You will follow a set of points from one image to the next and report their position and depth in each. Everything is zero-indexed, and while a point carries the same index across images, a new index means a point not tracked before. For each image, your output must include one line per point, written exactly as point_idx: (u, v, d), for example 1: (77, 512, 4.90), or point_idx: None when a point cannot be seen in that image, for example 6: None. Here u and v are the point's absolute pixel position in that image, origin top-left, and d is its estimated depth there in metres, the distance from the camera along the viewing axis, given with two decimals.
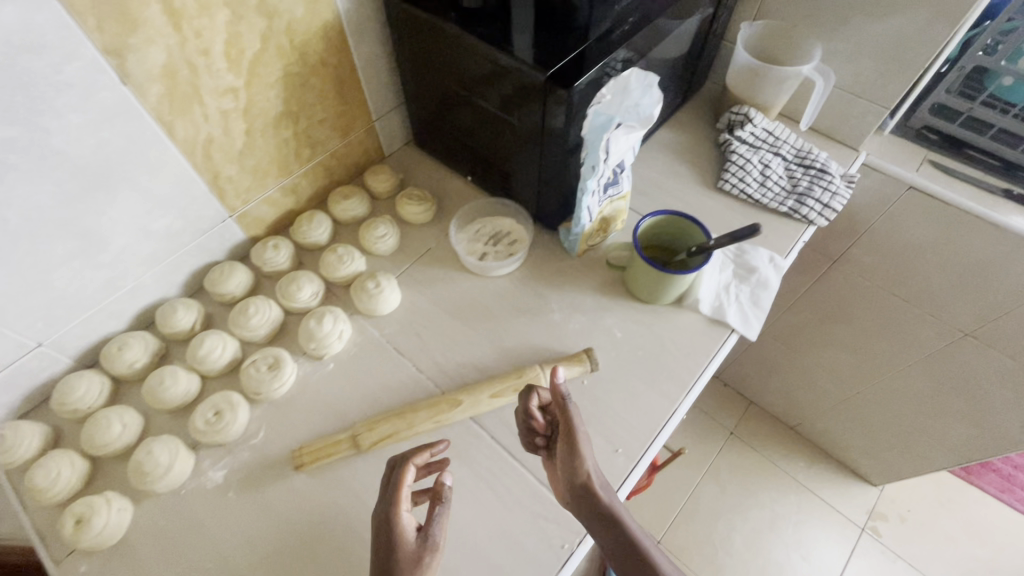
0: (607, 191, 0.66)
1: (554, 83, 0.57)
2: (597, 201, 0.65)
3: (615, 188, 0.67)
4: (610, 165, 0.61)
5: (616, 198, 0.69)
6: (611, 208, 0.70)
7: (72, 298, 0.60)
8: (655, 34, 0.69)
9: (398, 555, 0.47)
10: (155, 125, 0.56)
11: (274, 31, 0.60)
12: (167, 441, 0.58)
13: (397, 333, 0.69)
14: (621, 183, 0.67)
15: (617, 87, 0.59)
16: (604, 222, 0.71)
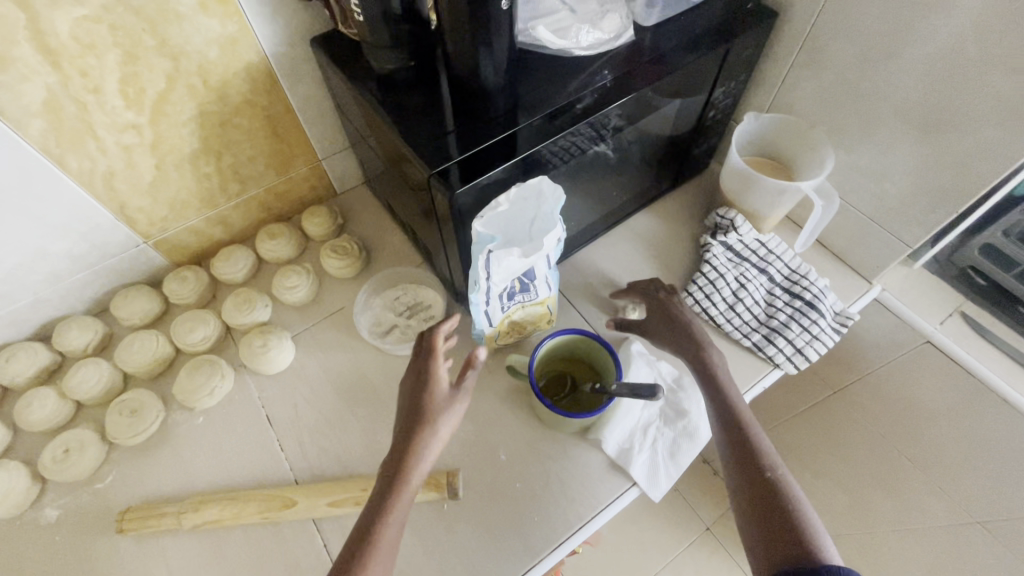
0: (514, 298, 0.58)
1: (438, 183, 0.50)
2: (496, 309, 0.57)
3: (526, 295, 0.58)
4: (503, 280, 0.53)
5: (530, 304, 0.60)
6: (525, 313, 0.61)
7: None
8: (614, 121, 0.57)
9: (431, 399, 0.50)
10: (41, 158, 0.55)
11: (182, 72, 0.56)
12: (11, 471, 0.58)
13: (276, 399, 0.65)
14: (535, 292, 0.59)
15: (519, 195, 0.51)
16: (516, 326, 0.62)
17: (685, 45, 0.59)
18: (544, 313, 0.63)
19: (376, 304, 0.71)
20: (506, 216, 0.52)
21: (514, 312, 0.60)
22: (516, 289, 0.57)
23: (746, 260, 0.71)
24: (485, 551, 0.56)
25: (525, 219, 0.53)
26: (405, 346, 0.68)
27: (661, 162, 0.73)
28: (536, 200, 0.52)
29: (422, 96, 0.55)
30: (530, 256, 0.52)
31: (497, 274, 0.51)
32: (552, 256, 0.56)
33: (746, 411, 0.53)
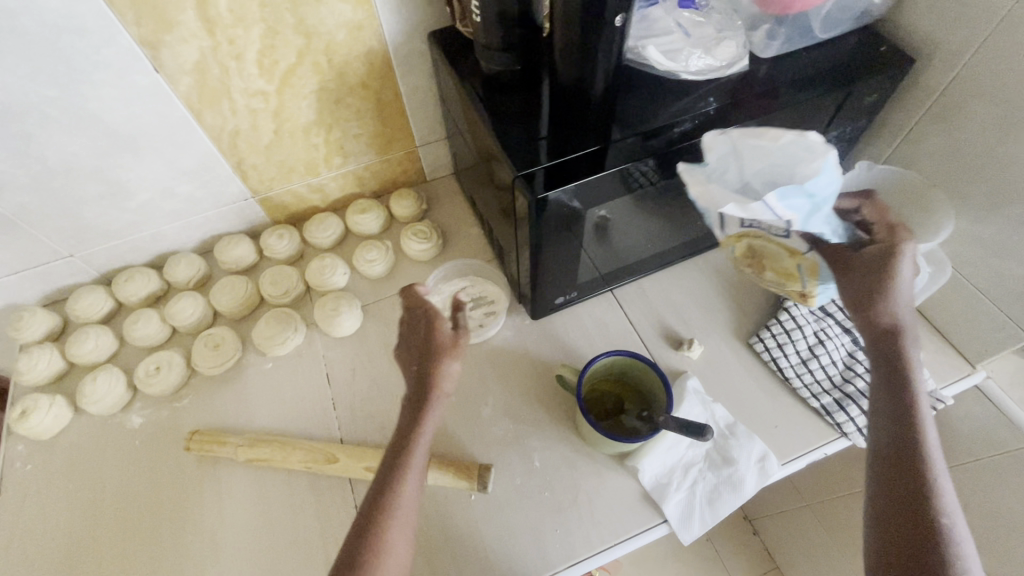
0: (755, 222, 0.45)
1: (522, 187, 0.51)
2: (729, 218, 0.46)
3: (772, 227, 0.45)
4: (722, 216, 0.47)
5: (777, 243, 0.48)
6: (771, 252, 0.50)
7: (102, 229, 0.71)
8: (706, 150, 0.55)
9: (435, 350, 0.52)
10: (184, 110, 0.62)
11: (312, 49, 0.62)
12: (112, 376, 0.67)
13: (337, 361, 0.70)
14: (786, 231, 0.45)
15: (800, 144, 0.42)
16: (757, 258, 0.52)
17: (801, 83, 0.56)
18: (798, 267, 0.50)
19: (445, 288, 0.73)
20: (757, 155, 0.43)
21: (753, 237, 0.48)
22: (749, 222, 0.45)
23: (830, 316, 0.67)
24: (501, 550, 0.56)
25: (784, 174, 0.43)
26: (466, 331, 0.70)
27: None
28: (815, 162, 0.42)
29: (521, 100, 0.56)
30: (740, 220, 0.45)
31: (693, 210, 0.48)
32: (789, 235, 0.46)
33: (934, 437, 0.47)
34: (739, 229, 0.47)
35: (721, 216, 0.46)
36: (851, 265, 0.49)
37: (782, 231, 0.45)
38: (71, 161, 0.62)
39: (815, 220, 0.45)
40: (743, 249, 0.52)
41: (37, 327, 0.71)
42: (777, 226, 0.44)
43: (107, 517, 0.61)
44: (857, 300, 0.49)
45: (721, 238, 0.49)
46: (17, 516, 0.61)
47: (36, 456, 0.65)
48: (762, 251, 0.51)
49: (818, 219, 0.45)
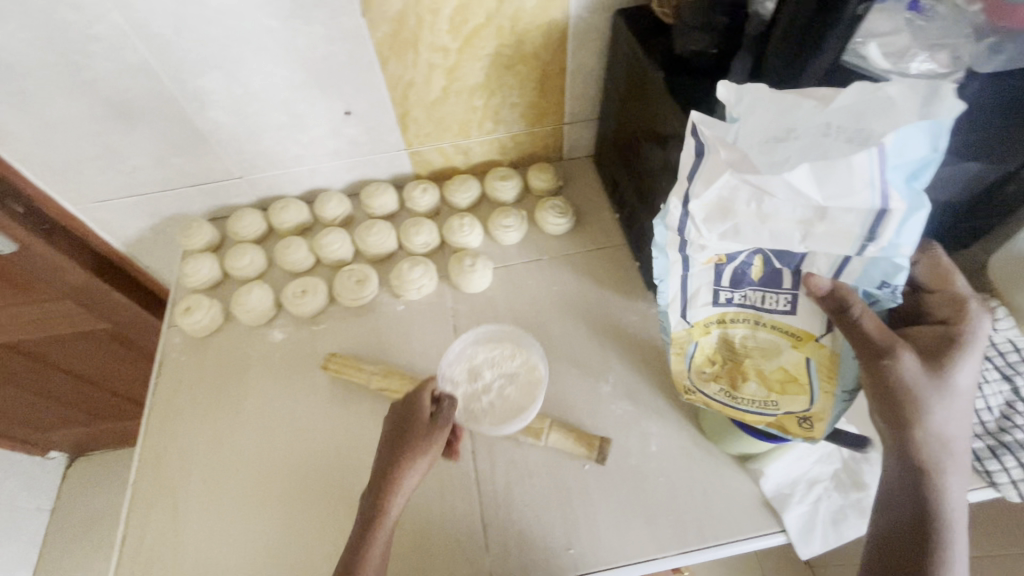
0: (741, 290, 0.47)
1: None
2: (700, 291, 0.48)
3: (772, 296, 0.46)
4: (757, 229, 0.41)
5: (768, 327, 0.47)
6: (764, 343, 0.48)
7: (272, 158, 0.77)
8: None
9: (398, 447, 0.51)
10: (374, 57, 0.66)
11: (501, 13, 0.64)
12: (264, 291, 0.72)
13: (465, 315, 0.72)
14: (788, 296, 0.46)
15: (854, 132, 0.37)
16: (742, 358, 0.50)
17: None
18: (807, 365, 0.47)
19: (480, 356, 0.64)
20: (806, 118, 0.39)
21: (733, 320, 0.48)
22: (734, 278, 0.47)
23: None
24: (611, 523, 0.57)
25: (852, 133, 0.37)
26: (490, 420, 0.59)
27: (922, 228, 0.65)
28: (888, 131, 0.36)
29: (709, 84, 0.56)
30: (795, 213, 0.40)
31: (714, 236, 0.43)
32: (868, 244, 0.39)
33: (956, 524, 0.44)
34: (713, 310, 0.49)
35: (690, 281, 0.48)
36: (887, 358, 0.42)
37: (784, 304, 0.46)
38: (268, 90, 0.67)
39: (910, 226, 0.38)
40: (716, 348, 0.51)
41: (202, 236, 0.78)
42: (863, 210, 0.37)
43: (247, 417, 0.66)
44: (889, 396, 0.44)
45: (687, 326, 0.50)
46: (171, 399, 0.68)
47: (189, 350, 0.71)
48: (748, 348, 0.49)
49: (914, 223, 0.38)
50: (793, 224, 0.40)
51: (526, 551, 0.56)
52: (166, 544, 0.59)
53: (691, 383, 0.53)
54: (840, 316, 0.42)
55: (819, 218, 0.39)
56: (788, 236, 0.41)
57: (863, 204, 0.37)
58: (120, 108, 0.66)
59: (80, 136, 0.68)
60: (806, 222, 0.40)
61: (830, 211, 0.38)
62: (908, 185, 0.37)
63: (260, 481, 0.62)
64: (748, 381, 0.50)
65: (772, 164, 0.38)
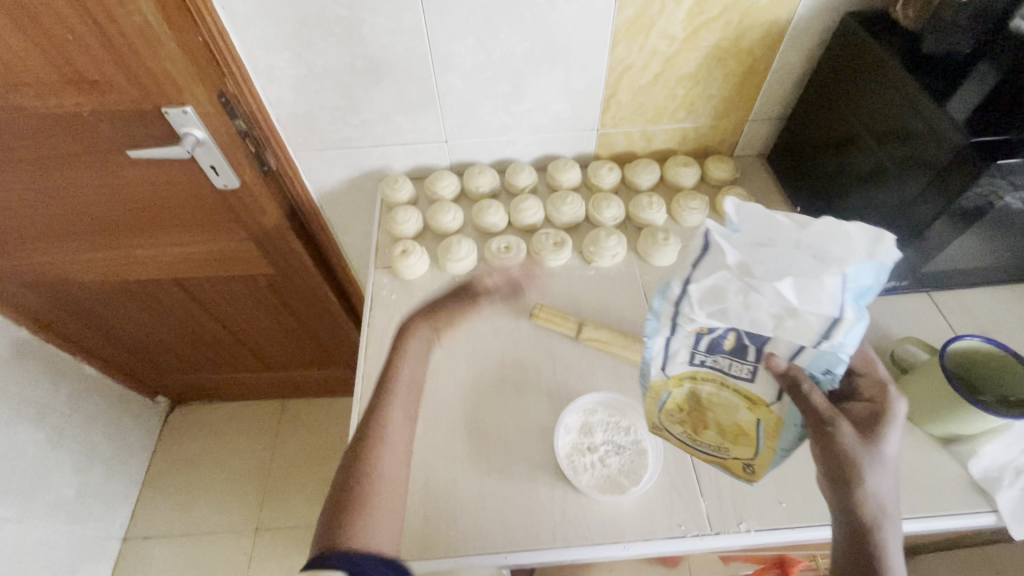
0: (713, 355, 0.47)
1: (970, 153, 0.56)
2: (681, 351, 0.48)
3: (734, 363, 0.46)
4: (750, 317, 0.42)
5: (732, 390, 0.48)
6: (724, 401, 0.49)
7: (480, 125, 0.83)
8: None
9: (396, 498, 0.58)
10: (608, 38, 0.73)
11: (735, 8, 0.70)
12: (471, 244, 0.79)
13: (654, 285, 0.77)
14: (751, 366, 0.46)
15: (826, 234, 0.40)
16: (702, 410, 0.51)
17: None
18: (757, 424, 0.48)
19: (596, 416, 0.64)
20: (783, 233, 0.40)
21: (705, 379, 0.48)
22: (712, 345, 0.46)
23: None
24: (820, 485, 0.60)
25: (830, 247, 0.39)
26: (588, 479, 0.60)
27: None
28: (853, 257, 0.39)
29: (953, 82, 0.61)
30: (773, 308, 0.40)
31: (708, 314, 0.43)
32: (825, 339, 0.41)
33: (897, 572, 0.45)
34: (688, 367, 0.49)
35: (673, 348, 0.48)
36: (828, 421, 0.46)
37: (745, 372, 0.46)
38: (505, 60, 0.75)
39: (852, 333, 0.41)
40: (687, 398, 0.51)
41: (406, 191, 0.86)
42: (812, 322, 0.40)
43: (458, 354, 0.71)
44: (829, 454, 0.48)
45: (665, 376, 0.50)
46: (385, 331, 0.74)
47: (399, 289, 0.78)
48: (713, 406, 0.50)
49: (855, 332, 0.41)
50: (772, 316, 0.41)
51: (740, 500, 0.59)
52: None
53: (661, 419, 0.54)
54: (799, 394, 0.45)
55: (791, 322, 0.41)
56: (764, 325, 0.41)
57: (812, 319, 0.40)
58: (377, 64, 0.74)
59: (332, 86, 0.76)
60: (781, 316, 0.41)
61: (795, 314, 0.40)
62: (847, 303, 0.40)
63: (477, 410, 0.67)
64: (708, 429, 0.51)
65: (772, 267, 0.40)
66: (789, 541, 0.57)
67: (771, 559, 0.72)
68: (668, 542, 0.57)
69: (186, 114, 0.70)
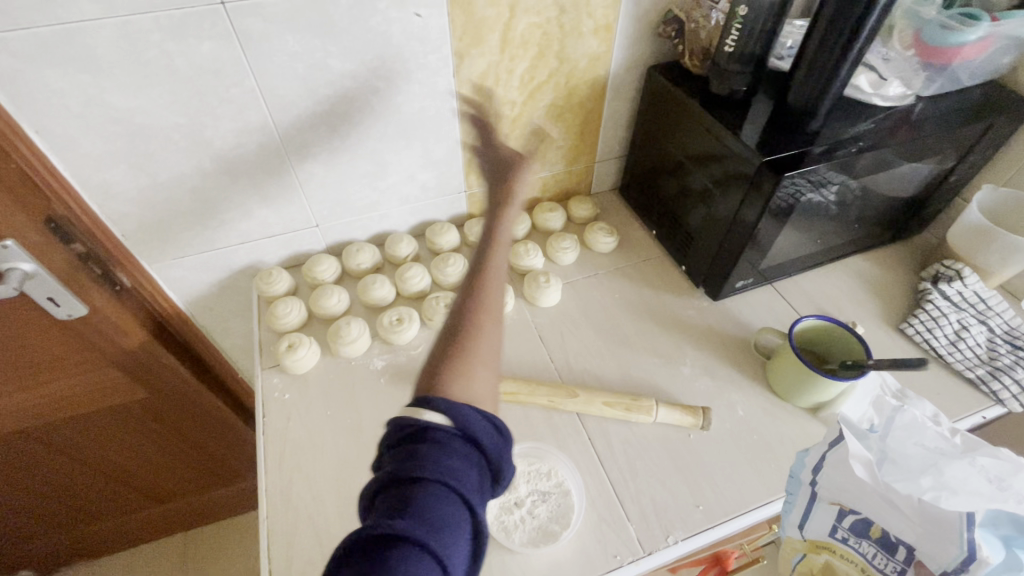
0: (857, 539, 0.59)
1: (766, 168, 0.67)
2: (827, 522, 0.60)
3: (883, 558, 0.57)
4: (897, 510, 0.55)
5: (862, 572, 0.58)
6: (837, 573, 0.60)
7: (350, 205, 0.84)
8: (877, 163, 0.72)
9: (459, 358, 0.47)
10: (455, 110, 0.78)
11: (560, 72, 0.79)
12: (362, 323, 0.78)
13: (546, 325, 0.81)
14: (896, 564, 0.56)
15: (984, 473, 0.56)
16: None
17: (968, 118, 0.73)
18: None
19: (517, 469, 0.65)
20: (930, 456, 0.58)
21: (839, 552, 0.60)
22: (858, 527, 0.58)
23: (966, 309, 0.80)
24: (725, 479, 0.65)
25: (981, 476, 0.56)
26: (521, 534, 0.60)
27: (889, 215, 0.87)
28: (1012, 501, 0.55)
29: (741, 113, 0.73)
30: (916, 509, 0.55)
31: (834, 484, 0.58)
32: (971, 556, 0.51)
33: None
34: (827, 538, 0.60)
35: (817, 518, 0.60)
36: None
37: (890, 568, 0.56)
38: (360, 141, 0.77)
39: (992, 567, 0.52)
40: (821, 566, 0.61)
41: (283, 282, 0.83)
42: (955, 543, 0.52)
43: (368, 440, 0.69)
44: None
45: (801, 540, 0.62)
46: (285, 434, 0.69)
47: (293, 385, 0.74)
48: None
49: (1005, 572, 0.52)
50: (910, 518, 0.55)
51: (662, 514, 0.62)
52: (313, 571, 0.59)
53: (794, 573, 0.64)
54: None
55: (931, 522, 0.53)
56: (897, 525, 0.55)
57: (951, 537, 0.52)
58: (228, 163, 0.72)
59: (182, 192, 0.73)
60: (914, 519, 0.54)
61: (943, 523, 0.53)
62: (1007, 549, 0.53)
63: None
64: None
65: (913, 472, 0.58)
66: (712, 540, 0.61)
67: (710, 557, 0.75)
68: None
69: (6, 249, 0.63)
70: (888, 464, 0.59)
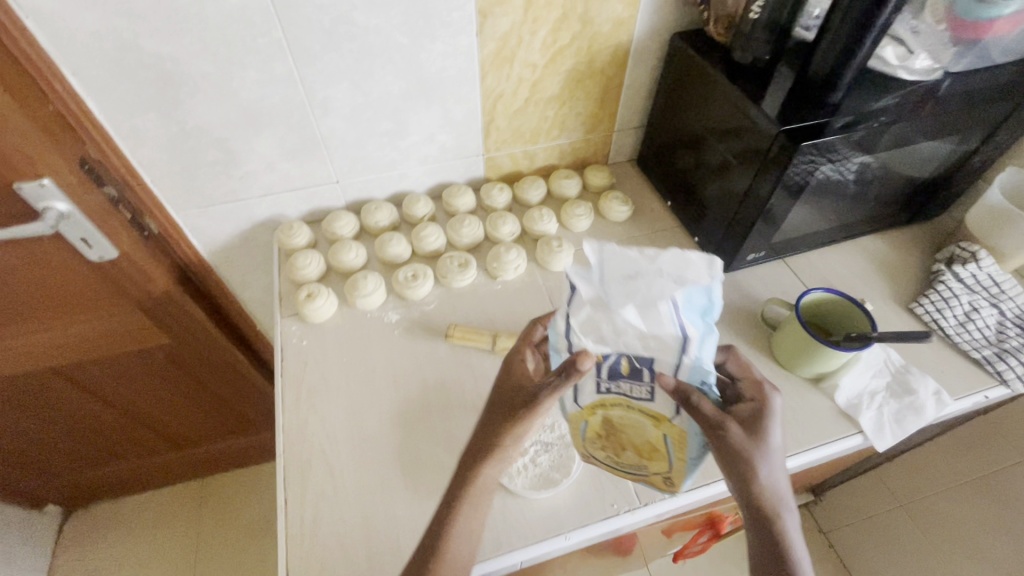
0: (614, 381, 0.49)
1: (783, 138, 0.67)
2: (587, 382, 0.50)
3: (633, 386, 0.48)
4: (625, 345, 0.43)
5: (638, 410, 0.50)
6: (635, 426, 0.51)
7: (370, 162, 0.86)
8: (898, 139, 0.71)
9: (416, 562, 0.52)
10: (476, 71, 0.79)
11: (583, 36, 0.79)
12: (378, 278, 0.80)
13: (557, 288, 0.83)
14: (649, 387, 0.47)
15: (677, 258, 0.42)
16: (614, 435, 0.53)
17: (994, 97, 0.72)
18: (664, 439, 0.50)
19: None
20: (643, 267, 0.42)
21: (612, 403, 0.50)
22: (612, 371, 0.48)
23: (979, 292, 0.80)
24: None
25: (674, 276, 0.41)
26: (523, 481, 0.63)
27: (907, 195, 0.86)
28: (704, 275, 0.41)
29: (762, 84, 0.73)
30: (638, 332, 0.42)
31: (586, 340, 0.44)
32: (686, 356, 0.43)
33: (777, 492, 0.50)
34: (597, 396, 0.51)
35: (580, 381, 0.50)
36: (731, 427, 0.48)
37: (644, 392, 0.48)
38: (383, 98, 0.78)
39: (707, 346, 0.44)
40: (602, 426, 0.53)
41: (303, 235, 0.85)
42: (670, 339, 0.42)
43: (380, 387, 0.72)
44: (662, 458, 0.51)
45: (576, 408, 0.53)
46: (301, 378, 0.73)
47: (310, 333, 0.77)
48: (624, 428, 0.51)
49: (707, 348, 0.44)
50: (637, 340, 0.42)
51: None
52: (326, 501, 0.62)
53: (585, 445, 0.56)
54: (693, 406, 0.46)
55: (653, 342, 0.42)
56: (632, 349, 0.43)
57: (669, 338, 0.42)
58: (253, 113, 0.74)
59: (208, 141, 0.76)
60: (645, 336, 0.42)
61: (662, 340, 0.42)
62: (705, 319, 0.44)
63: (409, 438, 0.67)
64: (625, 450, 0.53)
65: (628, 299, 0.41)
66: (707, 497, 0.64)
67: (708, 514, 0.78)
68: (604, 522, 0.61)
69: (43, 187, 0.65)
70: (609, 301, 0.42)
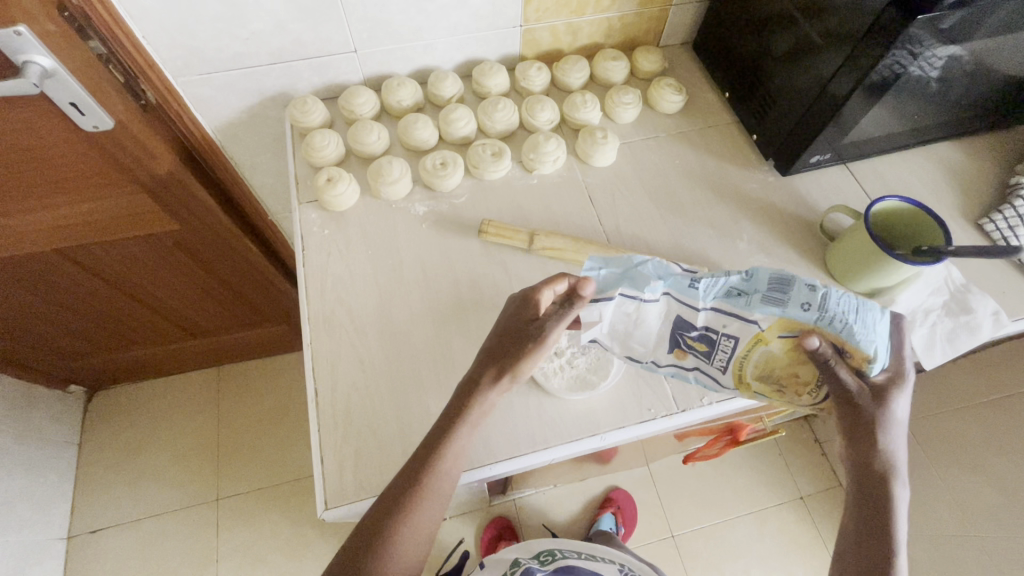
0: (716, 357, 0.50)
1: (893, 7, 0.55)
2: (712, 373, 0.52)
3: (722, 346, 0.49)
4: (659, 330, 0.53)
5: (751, 351, 0.47)
6: (765, 360, 0.47)
7: (392, 28, 0.75)
8: (1013, 20, 0.59)
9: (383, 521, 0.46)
10: None
11: None
12: (403, 164, 0.73)
13: (596, 185, 0.76)
14: (723, 339, 0.49)
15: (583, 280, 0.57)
16: (776, 382, 0.48)
17: None
18: (791, 342, 0.46)
19: None
20: None
21: (743, 367, 0.48)
22: (706, 355, 0.51)
23: None
24: None
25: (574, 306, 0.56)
26: (559, 381, 0.61)
27: (1003, 95, 0.75)
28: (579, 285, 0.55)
29: None
30: (624, 320, 0.54)
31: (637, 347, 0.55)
32: (651, 296, 0.52)
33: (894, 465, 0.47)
34: (733, 378, 0.50)
35: (704, 375, 0.53)
36: (861, 398, 0.45)
37: (729, 343, 0.49)
38: None
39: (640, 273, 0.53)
40: (767, 389, 0.49)
41: (319, 112, 0.76)
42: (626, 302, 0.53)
43: (410, 281, 0.68)
44: (827, 368, 0.44)
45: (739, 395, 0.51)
46: (325, 269, 0.68)
47: (332, 222, 0.72)
48: (775, 370, 0.47)
49: (643, 270, 0.53)
50: (633, 320, 0.53)
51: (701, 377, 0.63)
52: (358, 394, 0.61)
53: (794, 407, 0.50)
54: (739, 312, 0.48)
55: (639, 314, 0.53)
56: (647, 328, 0.53)
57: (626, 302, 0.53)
58: None
59: None
60: (627, 315, 0.53)
61: (631, 310, 0.53)
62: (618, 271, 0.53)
63: (441, 336, 0.64)
64: (792, 381, 0.47)
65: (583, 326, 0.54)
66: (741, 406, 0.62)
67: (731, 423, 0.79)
68: (640, 426, 0.60)
69: (20, 35, 0.56)
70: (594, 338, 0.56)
